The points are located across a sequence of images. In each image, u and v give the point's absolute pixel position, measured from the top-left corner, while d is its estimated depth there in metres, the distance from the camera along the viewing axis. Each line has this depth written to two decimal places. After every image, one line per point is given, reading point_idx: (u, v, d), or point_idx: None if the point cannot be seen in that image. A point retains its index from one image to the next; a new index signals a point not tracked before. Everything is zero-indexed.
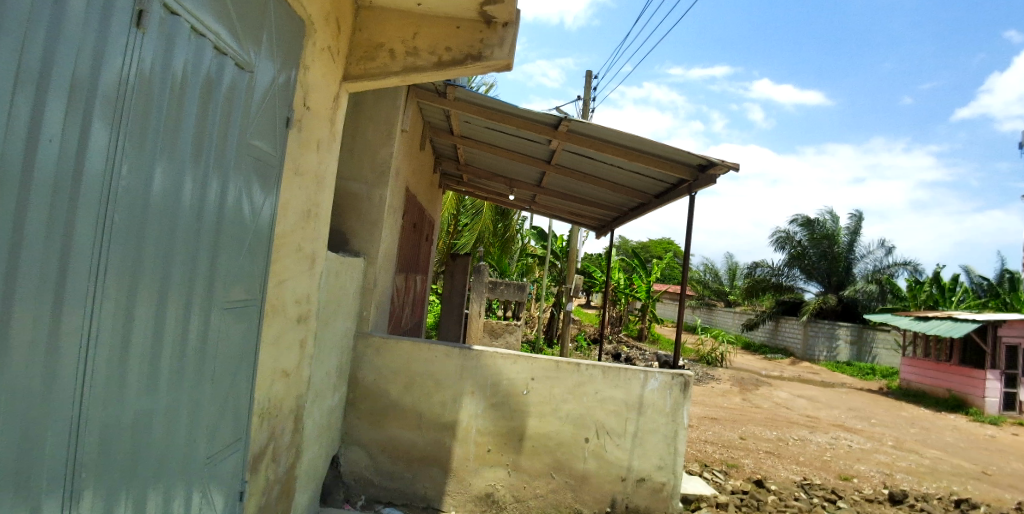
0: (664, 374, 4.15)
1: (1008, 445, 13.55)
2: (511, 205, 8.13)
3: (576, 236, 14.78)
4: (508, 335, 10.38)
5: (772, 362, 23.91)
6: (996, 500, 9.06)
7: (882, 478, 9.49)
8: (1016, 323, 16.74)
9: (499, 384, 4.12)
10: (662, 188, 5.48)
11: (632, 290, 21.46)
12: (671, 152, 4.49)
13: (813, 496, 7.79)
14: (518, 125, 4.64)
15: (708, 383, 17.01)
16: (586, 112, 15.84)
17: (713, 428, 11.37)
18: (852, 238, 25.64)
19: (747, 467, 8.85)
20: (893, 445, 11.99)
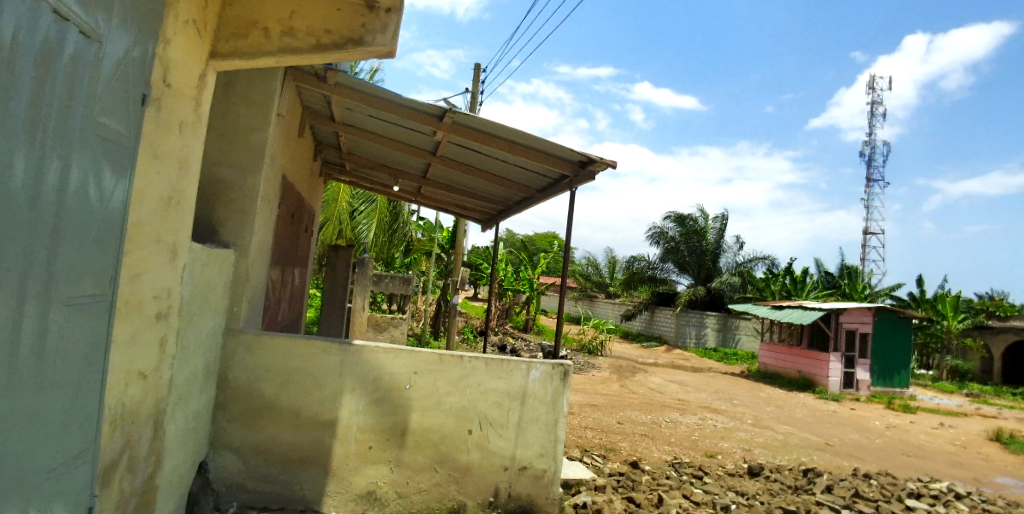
0: (545, 364, 4.25)
1: (847, 419, 15.13)
2: (396, 197, 7.98)
3: (463, 228, 14.78)
4: (393, 329, 10.18)
5: (647, 350, 25.22)
6: (836, 468, 10.10)
7: (743, 453, 10.29)
8: (856, 311, 18.89)
9: (380, 379, 4.03)
10: (544, 183, 5.58)
11: (518, 283, 21.82)
12: (553, 148, 4.58)
13: (683, 473, 8.32)
14: (402, 114, 4.54)
15: (588, 372, 17.66)
16: (474, 105, 15.84)
17: (592, 414, 11.83)
18: (719, 234, 27.35)
19: (624, 449, 9.29)
20: (752, 423, 13.05)
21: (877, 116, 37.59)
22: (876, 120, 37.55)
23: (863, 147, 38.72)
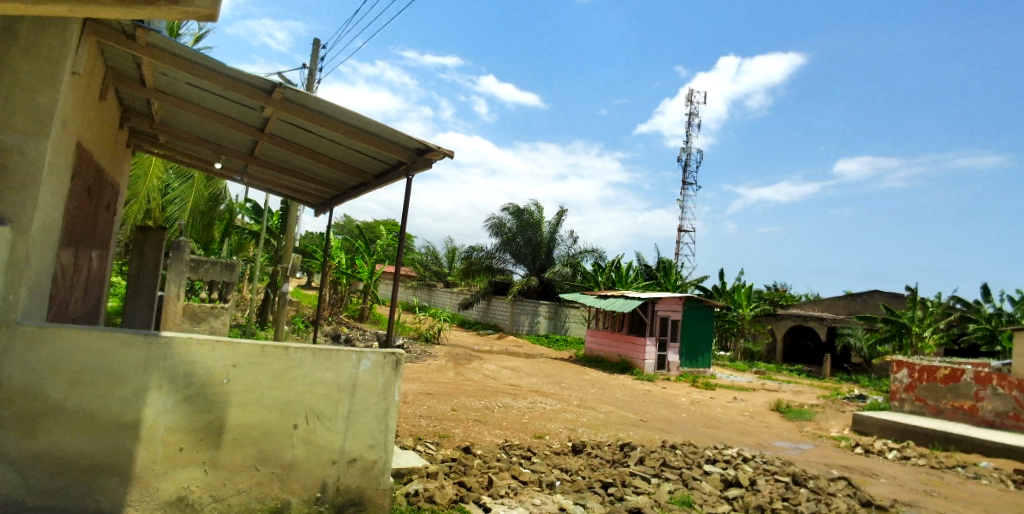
0: (376, 353, 4.15)
1: (659, 398, 16.59)
2: (218, 174, 7.35)
3: (295, 212, 14.00)
4: (213, 319, 9.43)
5: (483, 338, 25.76)
6: (648, 441, 11.07)
7: (568, 432, 10.89)
8: (669, 299, 20.89)
9: (193, 374, 3.69)
10: (381, 169, 5.45)
11: (354, 270, 21.16)
12: (389, 132, 4.48)
13: (513, 455, 8.63)
14: (225, 85, 4.19)
15: (424, 360, 17.62)
16: (311, 83, 15.01)
17: (426, 402, 11.83)
18: (554, 227, 28.50)
19: (457, 435, 9.41)
20: (577, 405, 13.84)
21: (694, 126, 41.44)
22: (692, 129, 41.29)
23: (681, 153, 42.40)
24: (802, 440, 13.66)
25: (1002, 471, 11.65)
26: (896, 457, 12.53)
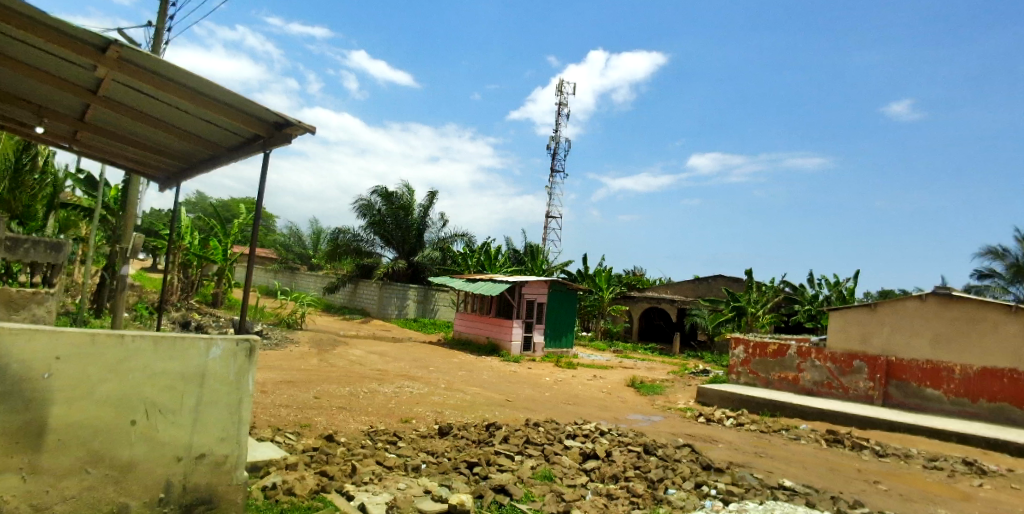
0: (227, 340, 3.90)
1: (524, 378, 17.07)
2: (39, 139, 6.50)
3: (137, 187, 12.74)
4: (36, 305, 8.39)
5: (348, 323, 25.07)
6: (513, 420, 11.38)
7: (435, 415, 10.92)
8: (535, 283, 21.49)
9: (5, 370, 3.25)
10: (235, 142, 5.10)
11: (207, 252, 19.71)
12: (244, 102, 4.21)
13: (377, 441, 8.51)
14: (48, 38, 3.71)
15: (284, 347, 16.83)
16: (158, 45, 13.67)
17: (287, 391, 11.32)
18: (424, 210, 28.16)
19: (319, 424, 9.10)
20: (444, 388, 13.89)
21: (563, 115, 42.80)
22: (561, 118, 42.63)
23: (550, 141, 43.61)
24: (653, 412, 14.67)
25: (818, 432, 13.26)
26: (733, 424, 13.84)
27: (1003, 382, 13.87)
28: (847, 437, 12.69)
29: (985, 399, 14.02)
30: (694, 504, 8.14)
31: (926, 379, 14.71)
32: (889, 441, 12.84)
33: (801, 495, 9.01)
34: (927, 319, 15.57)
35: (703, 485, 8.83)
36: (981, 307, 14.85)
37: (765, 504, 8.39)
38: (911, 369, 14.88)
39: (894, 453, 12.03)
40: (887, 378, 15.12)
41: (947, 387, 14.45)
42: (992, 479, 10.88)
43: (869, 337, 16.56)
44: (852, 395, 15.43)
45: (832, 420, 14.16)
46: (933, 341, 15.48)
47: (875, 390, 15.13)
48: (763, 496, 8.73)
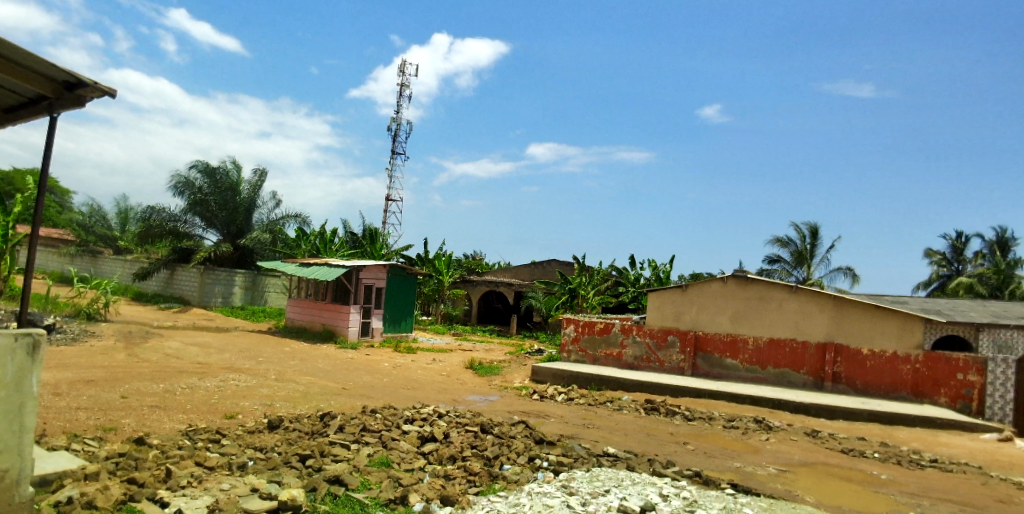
0: (4, 338, 3.72)
1: (361, 364, 16.70)
2: None
3: None
4: None
5: (164, 312, 22.84)
6: (350, 408, 11.09)
7: (263, 409, 10.33)
8: (372, 267, 21.01)
9: None
10: (13, 103, 4.40)
11: None
12: (26, 57, 3.65)
13: (197, 440, 7.88)
14: None
15: (83, 341, 14.93)
16: None
17: (87, 391, 10.07)
18: (253, 189, 26.27)
19: (127, 427, 8.22)
20: (275, 379, 13.17)
21: (404, 96, 42.23)
22: (402, 99, 42.04)
23: (391, 122, 42.87)
24: (490, 392, 15.07)
25: (637, 402, 14.43)
26: (563, 399, 14.64)
27: (786, 351, 16.06)
28: (662, 405, 13.97)
29: (772, 366, 16.15)
30: (527, 477, 8.52)
31: (727, 350, 16.59)
32: (697, 406, 14.34)
33: (623, 460, 9.78)
34: (727, 298, 17.54)
35: (536, 458, 9.25)
36: (769, 287, 17.10)
37: (591, 471, 9.01)
38: (714, 342, 16.68)
39: (700, 416, 13.46)
40: (696, 351, 16.83)
41: (743, 356, 16.40)
42: (776, 433, 12.57)
43: (681, 315, 18.21)
44: (667, 367, 17.02)
45: (650, 390, 15.52)
46: (732, 317, 17.50)
47: (685, 362, 16.82)
48: (590, 464, 9.36)
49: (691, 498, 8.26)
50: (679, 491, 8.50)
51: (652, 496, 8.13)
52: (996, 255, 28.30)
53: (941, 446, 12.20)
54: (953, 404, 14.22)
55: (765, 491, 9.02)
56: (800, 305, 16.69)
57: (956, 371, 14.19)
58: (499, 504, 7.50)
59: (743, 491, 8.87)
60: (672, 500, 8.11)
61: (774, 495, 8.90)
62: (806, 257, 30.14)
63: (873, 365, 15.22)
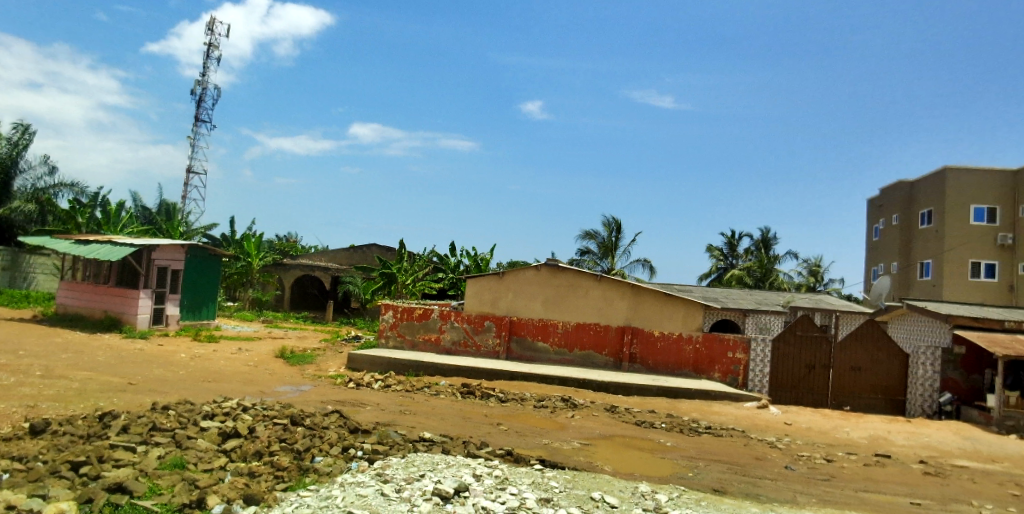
0: None
1: (153, 356, 15.06)
2: None
3: None
4: None
5: None
6: (136, 406, 9.96)
7: (25, 411, 8.90)
8: (167, 248, 18.97)
9: None
10: None
11: None
12: None
13: None
14: None
15: None
16: None
17: None
18: (14, 151, 22.47)
19: None
20: (41, 375, 11.40)
21: (211, 60, 38.72)
22: (210, 62, 38.52)
23: (196, 86, 39.15)
24: (302, 382, 14.39)
25: (454, 387, 14.65)
26: (380, 386, 14.42)
27: (590, 334, 17.28)
28: (478, 388, 14.34)
29: (579, 348, 17.30)
30: (340, 469, 8.27)
31: (538, 334, 17.42)
32: (509, 388, 14.91)
33: (438, 444, 9.88)
34: (540, 285, 18.44)
35: (350, 448, 9.01)
36: (578, 276, 18.34)
37: (406, 457, 8.99)
38: (527, 326, 17.42)
39: (513, 398, 14.02)
40: (510, 335, 17.47)
41: (553, 339, 17.34)
42: (580, 410, 13.50)
43: (497, 301, 18.76)
44: (483, 351, 17.47)
45: (466, 374, 15.85)
46: (543, 304, 18.47)
47: (500, 346, 17.41)
48: (405, 450, 9.34)
49: (503, 476, 8.59)
50: (491, 470, 8.80)
51: (465, 476, 8.32)
52: (761, 251, 32.80)
53: (715, 415, 13.94)
54: (725, 378, 16.35)
55: (569, 464, 9.65)
56: (604, 292, 18.16)
57: (728, 349, 16.28)
58: (309, 499, 7.23)
59: (550, 466, 9.41)
60: (484, 479, 8.37)
61: (577, 467, 9.55)
62: (611, 249, 32.62)
63: (663, 346, 16.93)
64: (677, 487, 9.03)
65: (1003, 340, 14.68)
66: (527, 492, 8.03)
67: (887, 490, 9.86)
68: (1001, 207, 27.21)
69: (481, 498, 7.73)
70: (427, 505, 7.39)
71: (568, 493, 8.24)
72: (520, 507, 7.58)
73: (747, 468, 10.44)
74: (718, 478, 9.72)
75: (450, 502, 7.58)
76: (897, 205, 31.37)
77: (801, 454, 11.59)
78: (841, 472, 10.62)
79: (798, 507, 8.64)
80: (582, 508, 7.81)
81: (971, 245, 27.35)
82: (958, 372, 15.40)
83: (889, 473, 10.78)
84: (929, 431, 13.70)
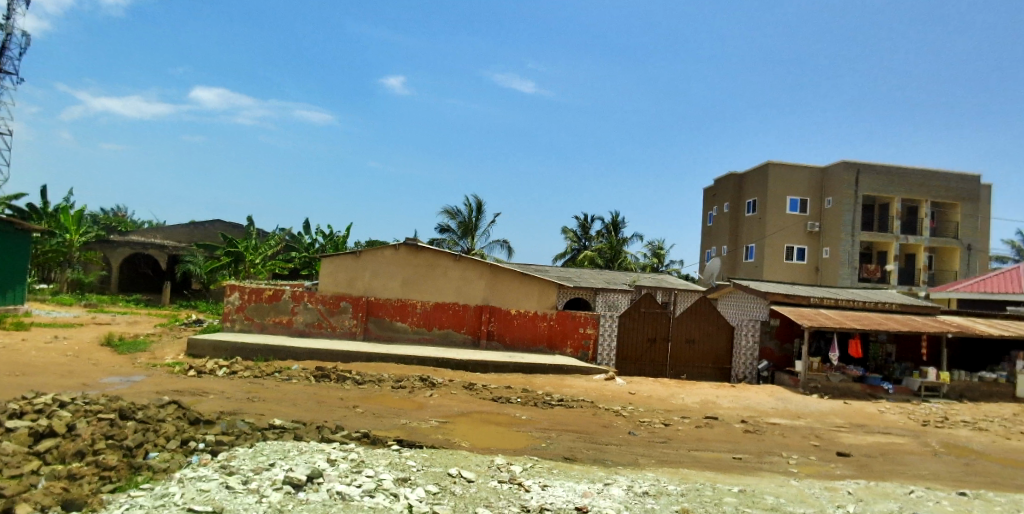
0: None
1: None
2: None
3: None
4: None
5: None
6: None
7: None
8: None
9: None
10: None
11: None
12: None
13: None
14: None
15: None
16: None
17: None
18: None
19: None
20: None
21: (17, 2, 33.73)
22: None
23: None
24: (133, 372, 13.12)
25: (307, 370, 14.10)
26: (225, 373, 13.53)
27: (449, 313, 17.35)
28: (333, 371, 13.92)
29: (437, 327, 17.32)
30: (178, 464, 7.70)
31: (397, 314, 17.21)
32: (366, 369, 14.62)
33: (289, 431, 9.49)
34: (399, 264, 18.19)
35: (190, 441, 8.40)
36: (437, 255, 18.33)
37: (254, 446, 8.56)
38: (385, 306, 17.14)
39: (370, 379, 13.78)
40: (367, 315, 17.10)
41: (412, 319, 17.21)
42: (438, 389, 13.56)
43: (353, 281, 18.24)
44: (339, 333, 16.95)
45: (320, 357, 15.32)
46: (402, 284, 18.24)
47: (357, 327, 16.99)
48: (253, 440, 8.87)
49: (358, 458, 8.44)
50: (347, 453, 8.61)
51: (319, 462, 8.08)
52: (611, 233, 34.62)
53: (566, 388, 14.63)
54: (576, 353, 17.13)
55: (427, 443, 9.69)
56: (463, 272, 18.31)
57: (579, 325, 17.09)
58: (142, 499, 6.71)
59: (407, 446, 9.38)
60: (339, 463, 8.17)
61: (435, 445, 9.61)
62: (471, 229, 32.84)
63: (519, 323, 17.38)
64: (531, 457, 9.39)
65: (809, 313, 16.74)
66: (384, 473, 7.96)
67: (715, 448, 10.94)
68: (810, 199, 30.88)
69: (336, 482, 7.55)
70: (276, 495, 7.12)
71: (426, 470, 8.28)
72: (376, 489, 7.51)
73: (595, 435, 11.09)
74: (569, 446, 10.24)
75: (302, 490, 7.35)
76: (728, 194, 34.47)
77: (643, 420, 12.50)
78: (677, 435, 11.61)
79: (639, 469, 9.35)
80: (439, 484, 7.89)
81: (786, 231, 30.77)
82: (773, 342, 17.37)
83: (717, 433, 11.96)
84: (749, 394, 15.35)
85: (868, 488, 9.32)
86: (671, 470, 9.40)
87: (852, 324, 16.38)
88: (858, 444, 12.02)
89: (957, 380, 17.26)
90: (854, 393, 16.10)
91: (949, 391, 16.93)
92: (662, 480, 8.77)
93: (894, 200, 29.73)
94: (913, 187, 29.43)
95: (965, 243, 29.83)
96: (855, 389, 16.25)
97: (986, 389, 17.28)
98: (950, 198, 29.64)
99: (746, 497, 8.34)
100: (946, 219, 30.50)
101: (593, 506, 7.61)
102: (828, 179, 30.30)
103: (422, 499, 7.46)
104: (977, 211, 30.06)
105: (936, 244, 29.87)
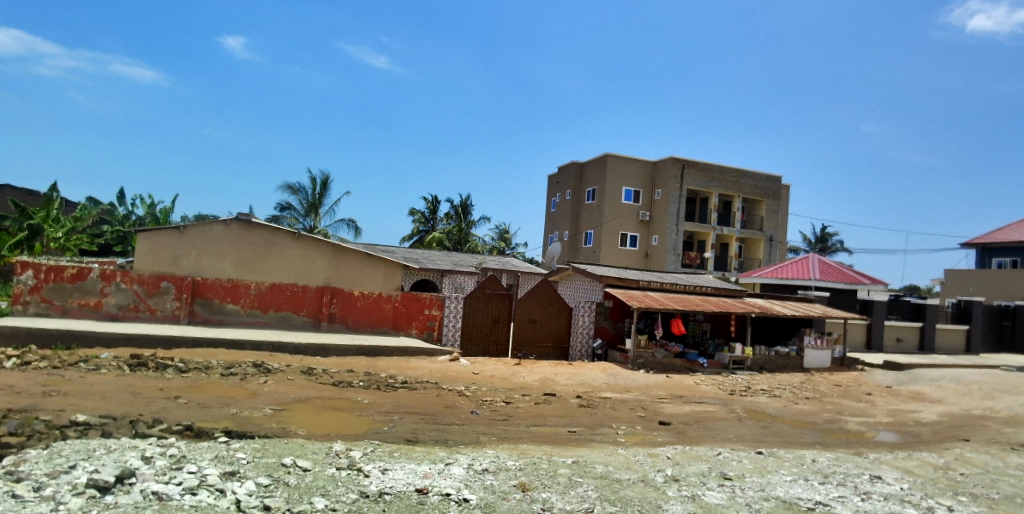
0: None
1: None
2: None
3: None
4: None
5: None
6: None
7: None
8: None
9: None
10: None
11: None
12: None
13: None
14: None
15: None
16: None
17: None
18: None
19: None
20: None
21: None
22: None
23: None
24: None
25: (119, 359, 12.67)
26: (15, 365, 11.74)
27: (286, 294, 16.41)
28: (151, 359, 12.63)
29: (273, 309, 16.34)
30: None
31: (227, 296, 15.98)
32: (191, 356, 13.44)
33: (95, 428, 8.45)
34: (229, 242, 16.83)
35: None
36: (273, 232, 17.24)
37: (50, 448, 7.53)
38: (214, 287, 15.86)
39: (195, 367, 12.68)
40: (193, 297, 15.70)
41: (244, 301, 16.08)
42: (274, 375, 12.81)
43: (177, 259, 16.56)
44: (158, 316, 15.43)
45: (136, 344, 13.82)
46: (232, 262, 16.90)
47: (181, 310, 15.55)
48: (49, 439, 7.81)
49: (179, 454, 7.72)
50: (165, 449, 7.84)
51: (131, 461, 7.27)
52: (460, 216, 34.76)
53: (411, 370, 14.48)
54: (421, 334, 17.05)
55: (259, 432, 9.09)
56: (301, 250, 17.43)
57: (424, 307, 16.99)
58: None
59: (236, 437, 8.73)
60: (155, 460, 7.42)
61: (267, 435, 9.04)
62: (314, 207, 31.39)
63: (362, 305, 16.91)
64: (372, 442, 9.16)
65: (638, 296, 17.97)
66: (208, 468, 7.34)
67: (552, 423, 11.40)
68: (643, 190, 33.13)
69: (152, 482, 6.86)
70: (76, 501, 6.33)
71: (256, 462, 7.76)
72: (199, 486, 6.91)
73: (437, 417, 11.07)
74: (411, 429, 10.14)
75: (108, 493, 6.58)
76: (570, 182, 35.99)
77: (484, 399, 12.70)
78: (517, 412, 11.94)
79: (480, 447, 9.48)
80: (272, 476, 7.43)
81: (621, 219, 32.74)
82: (607, 321, 18.46)
83: (553, 409, 12.45)
84: (585, 371, 16.17)
85: (685, 452, 10.21)
86: (510, 447, 9.65)
87: (674, 305, 17.85)
88: (677, 414, 13.12)
89: (759, 354, 19.45)
90: (675, 367, 17.54)
91: (752, 364, 19.00)
92: (502, 457, 8.97)
93: (712, 195, 32.77)
94: (728, 184, 32.65)
95: (767, 234, 33.62)
96: (676, 364, 17.71)
97: (782, 361, 19.67)
98: (757, 195, 33.24)
99: (580, 467, 8.78)
100: (753, 213, 34.13)
101: (433, 486, 7.60)
102: (659, 173, 32.71)
103: (251, 493, 6.97)
104: (778, 207, 34.02)
105: (745, 235, 33.38)
